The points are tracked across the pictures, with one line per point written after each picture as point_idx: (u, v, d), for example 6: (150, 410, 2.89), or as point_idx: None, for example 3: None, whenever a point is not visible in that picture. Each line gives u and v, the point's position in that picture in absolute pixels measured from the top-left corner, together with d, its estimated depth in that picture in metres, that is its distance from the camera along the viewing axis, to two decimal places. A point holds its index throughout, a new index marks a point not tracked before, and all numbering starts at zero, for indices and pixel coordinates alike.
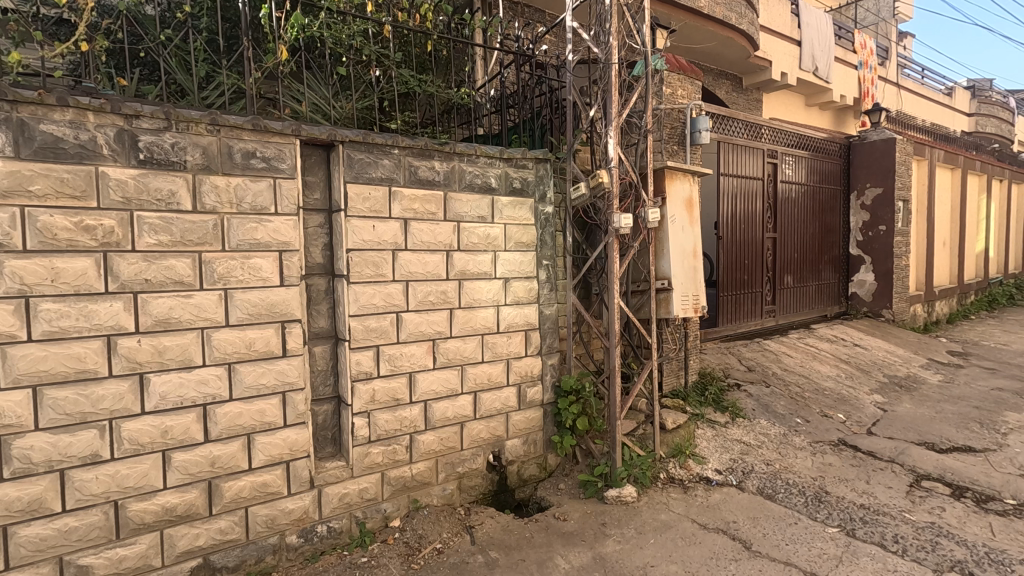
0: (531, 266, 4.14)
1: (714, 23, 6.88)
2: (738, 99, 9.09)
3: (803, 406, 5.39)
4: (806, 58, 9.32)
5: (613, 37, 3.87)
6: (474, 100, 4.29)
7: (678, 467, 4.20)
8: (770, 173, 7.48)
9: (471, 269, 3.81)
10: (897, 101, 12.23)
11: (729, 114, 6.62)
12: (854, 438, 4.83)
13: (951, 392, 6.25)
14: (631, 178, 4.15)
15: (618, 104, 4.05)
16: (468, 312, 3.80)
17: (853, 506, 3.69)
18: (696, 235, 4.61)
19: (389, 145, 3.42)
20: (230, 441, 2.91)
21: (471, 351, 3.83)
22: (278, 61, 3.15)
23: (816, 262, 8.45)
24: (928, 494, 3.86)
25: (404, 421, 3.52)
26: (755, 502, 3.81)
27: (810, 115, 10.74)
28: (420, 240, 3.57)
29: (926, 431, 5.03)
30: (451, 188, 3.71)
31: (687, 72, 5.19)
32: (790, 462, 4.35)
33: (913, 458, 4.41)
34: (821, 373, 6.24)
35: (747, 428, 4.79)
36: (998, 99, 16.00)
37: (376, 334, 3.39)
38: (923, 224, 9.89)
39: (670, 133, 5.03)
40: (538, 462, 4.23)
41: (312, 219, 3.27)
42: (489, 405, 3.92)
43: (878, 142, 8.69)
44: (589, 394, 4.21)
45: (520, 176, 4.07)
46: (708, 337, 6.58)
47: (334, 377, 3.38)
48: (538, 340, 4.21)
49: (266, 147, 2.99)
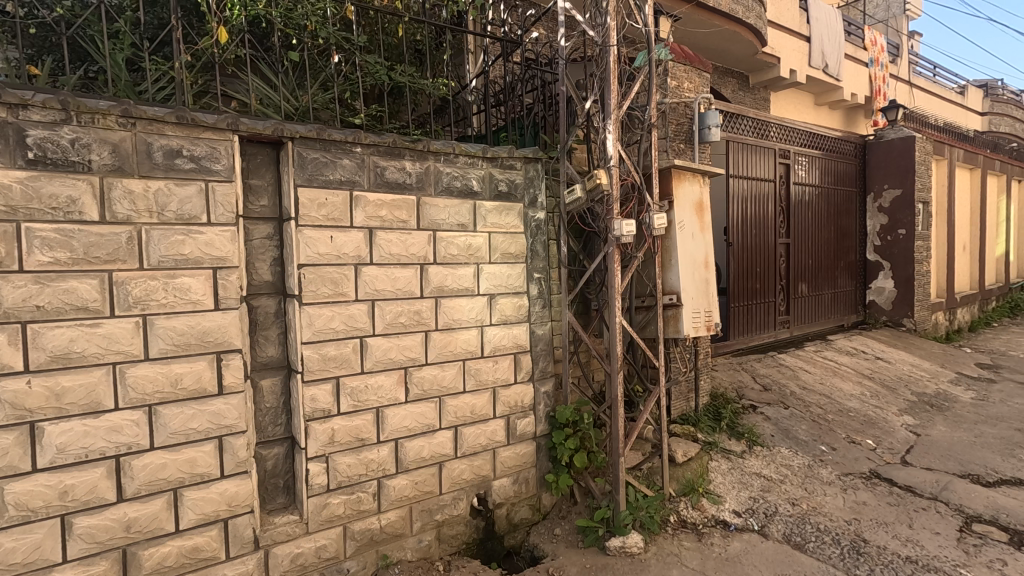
0: (520, 280, 3.64)
1: (718, 16, 6.42)
2: (744, 98, 8.61)
3: (827, 430, 4.86)
4: (816, 55, 8.81)
5: (610, 16, 3.37)
6: (453, 92, 3.82)
7: (690, 508, 3.67)
8: (782, 174, 6.96)
9: (450, 285, 3.31)
10: (909, 98, 11.72)
11: (737, 110, 6.12)
12: (888, 469, 4.30)
13: (987, 412, 5.70)
14: (632, 179, 3.62)
15: (617, 94, 3.53)
16: (446, 334, 3.30)
17: (898, 559, 3.16)
18: (707, 242, 4.10)
19: (350, 142, 2.93)
20: (151, 499, 2.40)
21: (450, 380, 3.32)
22: (215, 44, 2.68)
23: (832, 268, 7.93)
24: (983, 542, 3.34)
25: (370, 464, 3.02)
26: (782, 552, 3.27)
27: (821, 115, 10.22)
28: (388, 253, 3.06)
29: (968, 460, 4.49)
30: (426, 192, 3.22)
31: (694, 63, 4.69)
32: (819, 501, 3.81)
33: (960, 495, 3.88)
34: (844, 392, 5.70)
35: (767, 459, 4.26)
36: (1010, 97, 15.49)
37: (336, 364, 2.89)
38: (942, 228, 9.35)
39: (676, 130, 4.53)
40: (530, 503, 3.71)
41: (258, 230, 2.78)
42: (473, 441, 3.41)
43: (896, 141, 8.18)
44: (587, 425, 3.72)
45: (506, 178, 3.58)
46: (719, 352, 6.06)
47: (286, 415, 2.88)
48: (529, 364, 3.70)
49: (195, 144, 2.49)
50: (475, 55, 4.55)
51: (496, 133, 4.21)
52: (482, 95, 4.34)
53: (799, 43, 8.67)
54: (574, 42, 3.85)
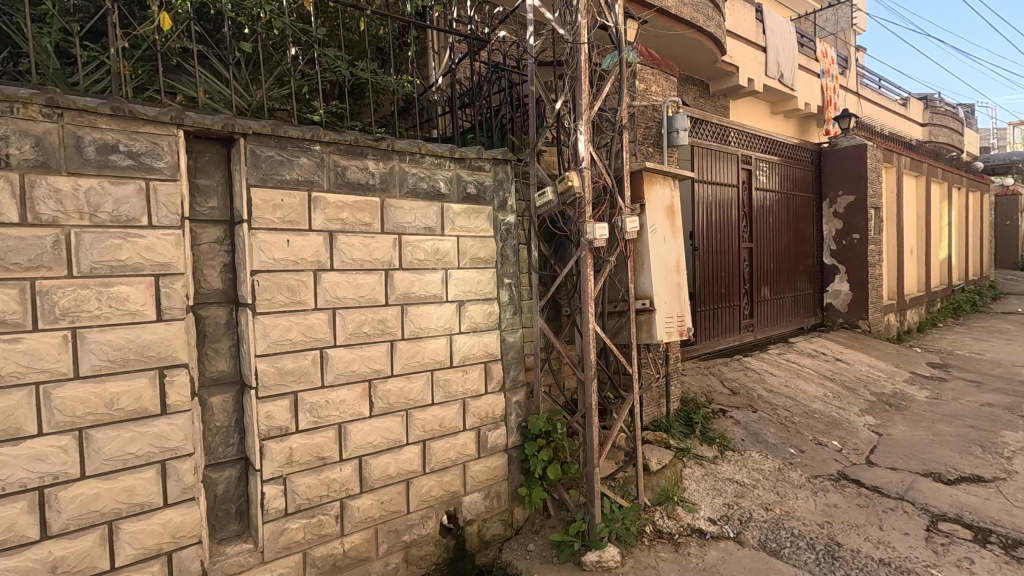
0: (490, 286, 3.50)
1: (681, 22, 6.45)
2: (705, 105, 8.74)
3: (795, 433, 4.89)
4: (772, 65, 9.03)
5: (581, 15, 3.28)
6: (417, 90, 3.67)
7: (666, 517, 3.59)
8: (744, 179, 7.07)
9: (417, 291, 3.15)
10: (858, 108, 12.18)
11: (701, 117, 6.17)
12: (855, 470, 4.35)
13: (942, 410, 5.88)
14: (604, 181, 3.54)
15: (589, 95, 3.43)
16: (413, 344, 3.13)
17: (871, 562, 3.16)
18: (679, 246, 4.07)
19: (308, 140, 2.74)
20: (82, 534, 2.14)
21: (418, 392, 3.15)
22: (156, 31, 2.46)
23: (792, 272, 8.10)
24: (951, 541, 3.38)
25: (332, 484, 2.81)
26: (759, 560, 3.22)
27: (777, 123, 10.48)
28: (350, 258, 2.88)
29: (930, 458, 4.58)
30: (390, 193, 3.05)
31: (661, 67, 4.67)
32: (791, 506, 3.79)
33: (925, 494, 3.94)
34: (809, 394, 5.78)
35: (738, 464, 4.24)
36: (948, 109, 16.35)
37: (294, 378, 2.68)
38: (893, 233, 9.71)
39: (645, 133, 4.50)
40: (502, 518, 3.56)
41: (206, 233, 2.56)
42: (442, 455, 3.25)
43: (850, 148, 8.45)
44: (560, 436, 3.60)
45: (474, 180, 3.44)
46: (687, 356, 6.08)
47: (239, 434, 2.65)
48: (500, 374, 3.56)
49: (133, 138, 2.26)
50: (441, 55, 4.42)
51: (462, 134, 4.07)
52: (447, 96, 4.20)
53: (757, 53, 8.87)
54: (542, 41, 3.73)
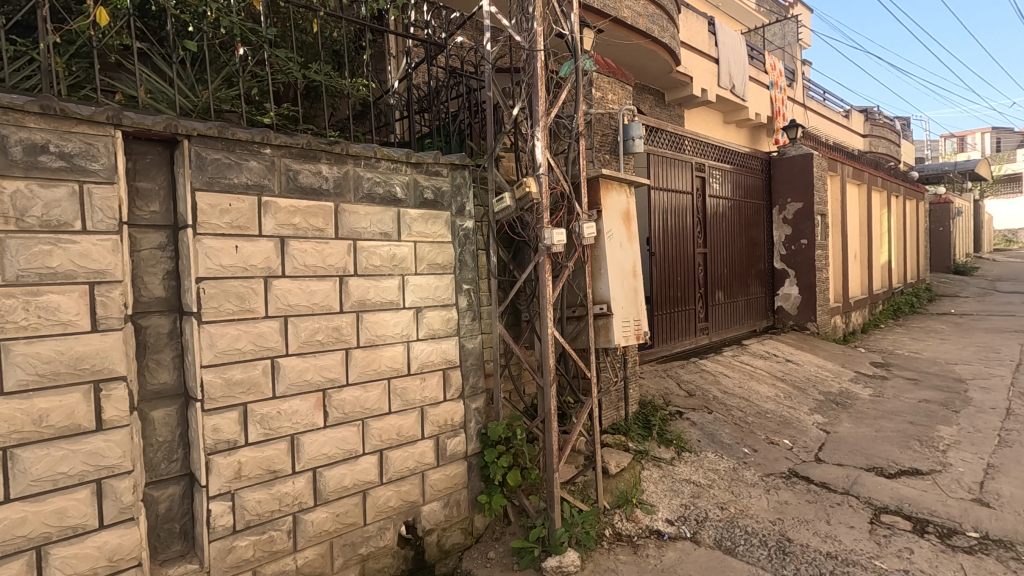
0: (448, 292, 3.47)
1: (636, 33, 6.59)
2: (661, 114, 8.95)
3: (748, 432, 5.03)
4: (724, 76, 9.33)
5: (537, 22, 3.30)
6: (373, 94, 3.62)
7: (624, 520, 3.63)
8: (699, 187, 7.27)
9: (373, 298, 3.09)
10: (805, 119, 12.71)
11: (657, 126, 6.31)
12: (805, 467, 4.51)
13: (884, 407, 6.17)
14: (562, 187, 3.56)
15: (546, 102, 3.45)
16: (369, 352, 3.07)
17: (820, 556, 3.27)
18: (635, 252, 4.14)
19: (257, 142, 2.66)
20: (6, 561, 2.00)
21: (375, 401, 3.09)
22: (91, 28, 2.35)
23: (745, 276, 8.37)
24: (893, 532, 3.54)
25: (284, 498, 2.72)
26: (714, 558, 3.29)
27: (730, 133, 10.83)
28: (302, 264, 2.80)
29: (873, 454, 4.79)
30: (345, 199, 2.99)
31: (616, 75, 4.75)
32: (745, 504, 3.89)
33: (869, 488, 4.11)
34: (761, 394, 5.96)
35: (695, 465, 4.32)
36: (886, 122, 17.28)
37: (243, 390, 2.59)
38: (838, 239, 10.16)
39: (602, 141, 4.58)
40: (462, 526, 3.52)
41: (148, 239, 2.44)
42: (400, 465, 3.19)
43: (797, 157, 8.80)
44: (520, 442, 3.59)
45: (432, 185, 3.41)
46: (645, 360, 6.18)
47: (184, 449, 2.53)
48: (459, 381, 3.53)
49: (65, 139, 2.14)
50: (398, 60, 4.39)
51: (420, 140, 4.04)
52: (404, 100, 4.16)
53: (709, 64, 9.15)
54: (498, 48, 3.74)
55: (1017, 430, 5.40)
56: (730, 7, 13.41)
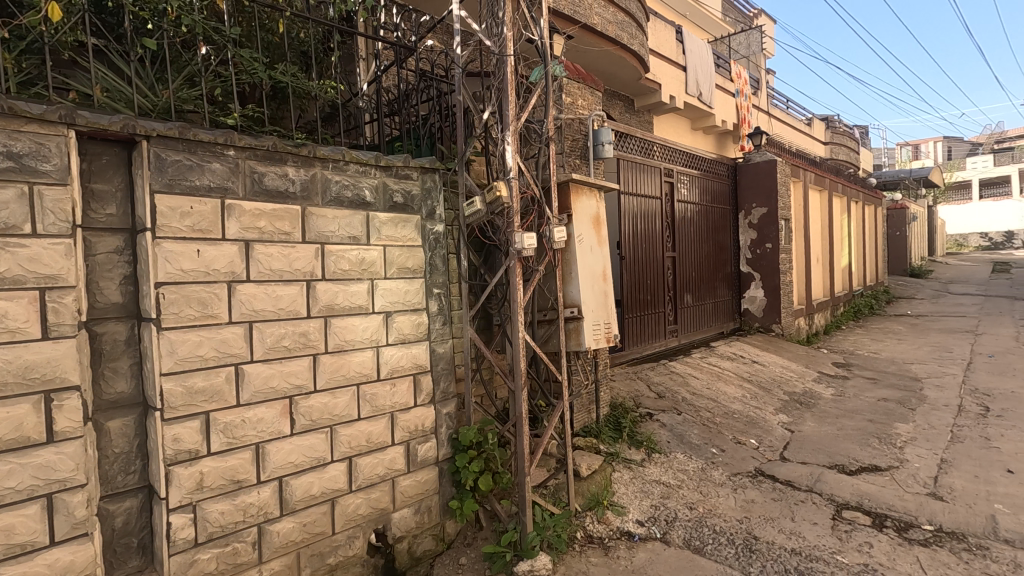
0: (418, 296, 3.45)
1: (606, 40, 6.67)
2: (630, 120, 9.08)
3: (716, 432, 5.13)
4: (691, 83, 9.52)
5: (507, 27, 3.31)
6: (342, 97, 3.58)
7: (596, 522, 3.65)
8: (667, 192, 7.39)
9: (342, 303, 3.04)
10: (769, 126, 13.07)
11: (627, 131, 6.40)
12: (770, 466, 4.61)
13: (845, 406, 6.37)
14: (532, 192, 3.57)
15: (516, 106, 3.46)
16: (338, 358, 3.02)
17: (785, 553, 3.35)
18: (605, 256, 4.19)
19: (220, 144, 2.59)
20: None
21: (343, 407, 3.04)
22: (41, 23, 2.25)
23: (712, 279, 8.54)
24: (853, 527, 3.65)
25: (249, 508, 2.65)
26: (683, 558, 3.33)
27: (697, 139, 11.06)
28: (268, 268, 2.74)
29: (835, 452, 4.94)
30: (312, 202, 2.94)
31: (586, 81, 4.80)
32: (713, 503, 3.96)
33: (831, 485, 4.24)
34: (728, 395, 6.09)
35: (665, 466, 4.38)
36: (846, 130, 17.90)
37: (205, 398, 2.51)
38: (801, 243, 10.47)
39: (572, 146, 4.63)
40: (434, 532, 3.48)
41: (104, 242, 2.35)
42: (370, 472, 3.14)
43: (762, 163, 9.04)
44: (491, 446, 3.58)
45: (401, 188, 3.38)
46: (616, 363, 6.24)
47: (142, 460, 2.44)
48: (430, 385, 3.50)
49: (14, 138, 2.05)
50: (368, 63, 4.35)
51: (390, 143, 4.00)
52: (374, 103, 4.13)
53: (677, 72, 9.33)
54: (469, 52, 3.74)
55: (968, 426, 5.64)
56: (697, 16, 13.71)
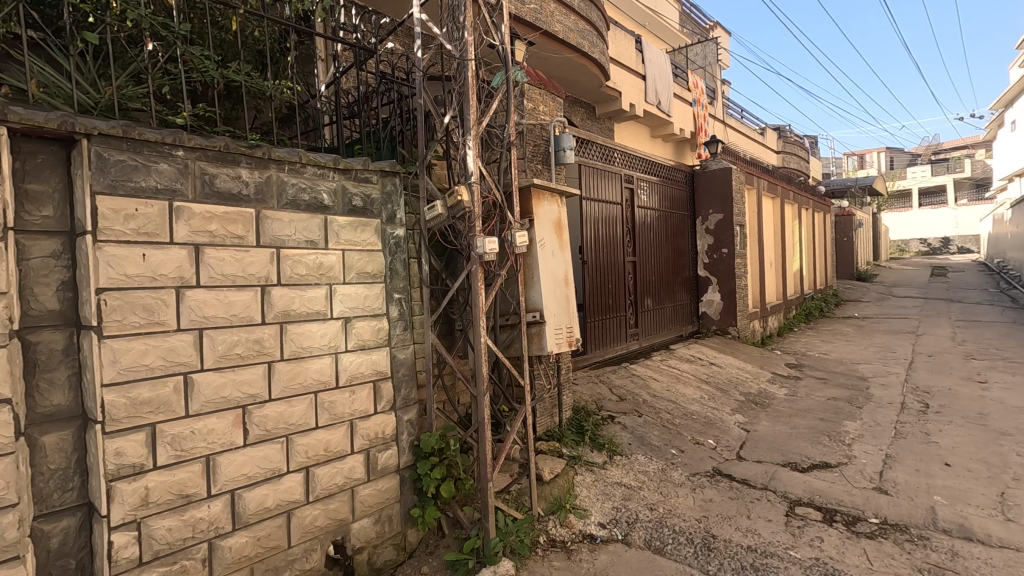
0: (378, 302, 3.39)
1: (567, 47, 6.75)
2: (591, 126, 9.21)
3: (675, 433, 5.23)
4: (650, 92, 9.73)
5: (468, 31, 3.30)
6: (298, 98, 3.50)
7: (558, 526, 3.66)
8: (627, 198, 7.52)
9: (298, 308, 2.96)
10: (724, 135, 13.48)
11: (588, 138, 6.49)
12: (727, 466, 4.73)
13: (798, 406, 6.61)
14: (494, 197, 3.57)
15: (477, 110, 3.45)
16: (294, 365, 2.93)
17: (741, 550, 3.43)
18: (567, 261, 4.23)
19: (168, 144, 2.49)
20: None
21: (300, 416, 2.95)
22: None
23: (671, 284, 8.73)
24: (805, 523, 3.78)
25: (198, 524, 2.54)
26: (644, 559, 3.38)
27: (657, 146, 11.31)
28: (219, 274, 2.65)
29: (789, 450, 5.11)
30: (267, 205, 2.86)
31: (547, 87, 4.83)
32: (673, 503, 4.03)
33: (784, 482, 4.38)
34: (688, 397, 6.23)
35: (626, 468, 4.43)
36: (796, 139, 18.65)
37: (151, 409, 2.40)
38: (755, 249, 10.82)
39: (534, 151, 4.67)
40: (395, 542, 3.42)
41: (39, 246, 2.22)
42: (328, 482, 3.07)
43: (718, 171, 9.32)
44: (453, 452, 3.55)
45: (361, 192, 3.33)
46: (579, 366, 6.29)
47: (81, 476, 2.31)
48: (390, 392, 3.45)
49: None
50: (326, 64, 4.28)
51: (349, 145, 3.94)
52: (332, 106, 4.05)
53: (636, 80, 9.52)
54: (430, 55, 3.71)
55: (910, 423, 5.93)
56: (656, 27, 14.04)
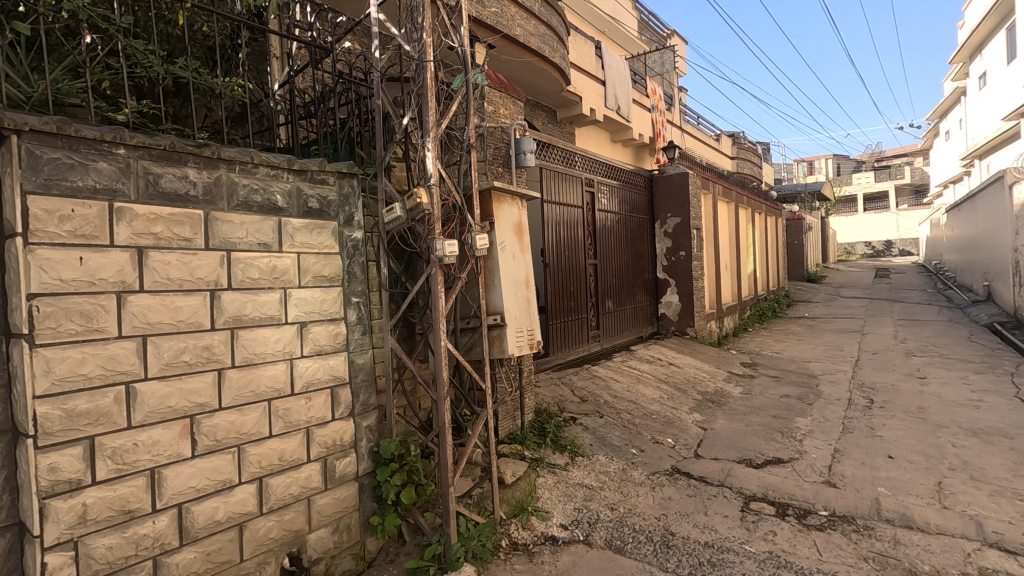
0: (336, 306, 3.32)
1: (527, 51, 6.78)
2: (553, 130, 9.29)
3: (636, 433, 5.31)
4: (610, 97, 9.89)
5: (426, 33, 3.26)
6: (250, 97, 3.40)
7: (521, 529, 3.66)
8: (588, 201, 7.61)
9: (250, 314, 2.86)
10: (681, 141, 13.82)
11: (548, 141, 6.53)
12: (685, 464, 4.83)
13: (752, 403, 6.82)
14: (454, 199, 3.54)
15: (436, 112, 3.42)
16: (246, 372, 2.83)
17: (699, 546, 3.51)
18: (527, 263, 4.24)
19: (108, 142, 2.37)
20: None
21: (252, 425, 2.85)
22: None
23: (632, 286, 8.88)
24: (759, 518, 3.89)
25: (142, 541, 2.42)
26: (606, 558, 3.41)
27: (617, 150, 11.49)
28: (164, 278, 2.53)
29: (744, 447, 5.26)
30: (216, 206, 2.75)
31: (507, 90, 4.84)
32: (633, 503, 4.09)
33: (739, 479, 4.50)
34: (648, 397, 6.33)
35: (587, 469, 4.47)
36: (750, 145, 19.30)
37: (90, 420, 2.27)
38: (711, 251, 11.14)
39: (495, 154, 4.67)
40: (353, 552, 3.34)
41: None
42: (282, 492, 2.97)
43: (675, 176, 9.54)
44: (414, 458, 3.50)
45: (317, 194, 3.25)
46: (541, 368, 6.31)
47: (11, 495, 2.17)
48: (349, 398, 3.37)
49: None
50: (281, 63, 4.17)
51: (305, 146, 3.84)
52: (286, 105, 3.94)
53: (597, 86, 9.66)
54: (388, 56, 3.66)
55: (857, 418, 6.20)
56: (615, 34, 14.28)
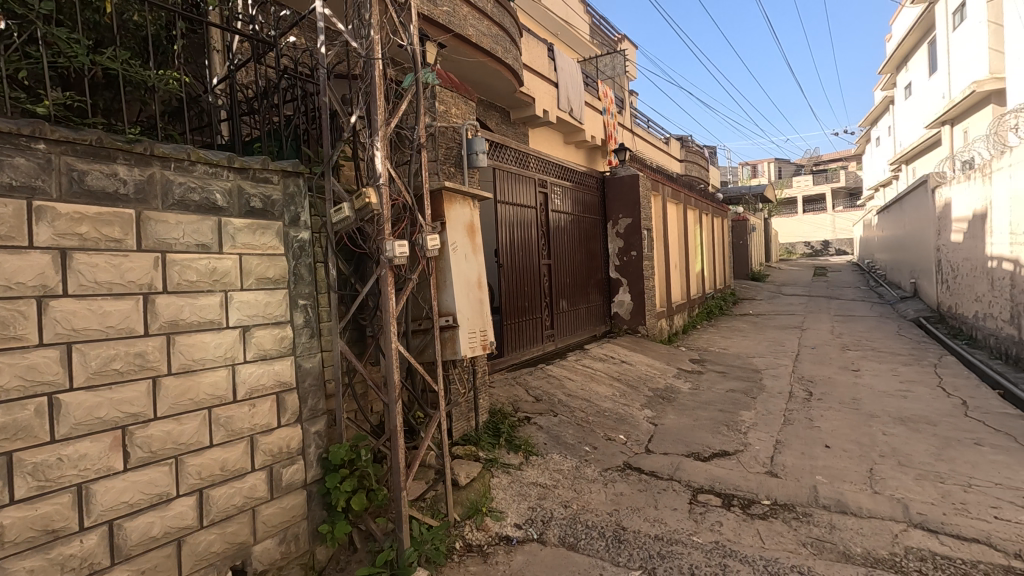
0: (281, 309, 3.21)
1: (480, 52, 6.77)
2: (506, 130, 9.31)
3: (589, 431, 5.39)
4: (562, 100, 9.99)
5: (374, 30, 3.20)
6: (187, 92, 3.24)
7: (475, 530, 3.65)
8: (542, 202, 7.66)
9: (188, 318, 2.73)
10: (632, 143, 14.12)
11: (501, 142, 6.54)
12: (637, 459, 4.94)
13: (700, 399, 7.04)
14: (404, 199, 3.49)
15: (384, 111, 3.35)
16: (184, 379, 2.70)
17: (649, 540, 3.59)
18: (479, 263, 4.23)
19: (26, 136, 2.22)
20: None
21: (191, 434, 2.72)
22: None
23: (585, 285, 9.01)
24: (707, 509, 4.02)
25: (68, 562, 2.27)
26: (559, 556, 3.44)
27: (570, 151, 11.62)
28: (91, 281, 2.38)
29: (692, 441, 5.42)
30: (149, 206, 2.61)
31: (459, 90, 4.82)
32: (586, 499, 4.15)
33: (688, 472, 4.64)
34: (601, 395, 6.44)
35: (541, 467, 4.50)
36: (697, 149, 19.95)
37: (7, 435, 2.12)
38: (661, 251, 11.44)
39: (446, 154, 4.63)
40: (302, 561, 3.24)
41: None
42: (225, 503, 2.85)
43: (626, 178, 9.74)
44: (364, 463, 3.42)
45: (259, 193, 3.13)
46: (496, 369, 6.30)
47: None
48: (295, 404, 3.27)
49: None
50: (221, 56, 3.99)
51: (247, 143, 3.70)
52: (226, 100, 3.78)
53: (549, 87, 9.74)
54: (335, 52, 3.57)
55: (797, 410, 6.50)
56: (567, 37, 14.45)
